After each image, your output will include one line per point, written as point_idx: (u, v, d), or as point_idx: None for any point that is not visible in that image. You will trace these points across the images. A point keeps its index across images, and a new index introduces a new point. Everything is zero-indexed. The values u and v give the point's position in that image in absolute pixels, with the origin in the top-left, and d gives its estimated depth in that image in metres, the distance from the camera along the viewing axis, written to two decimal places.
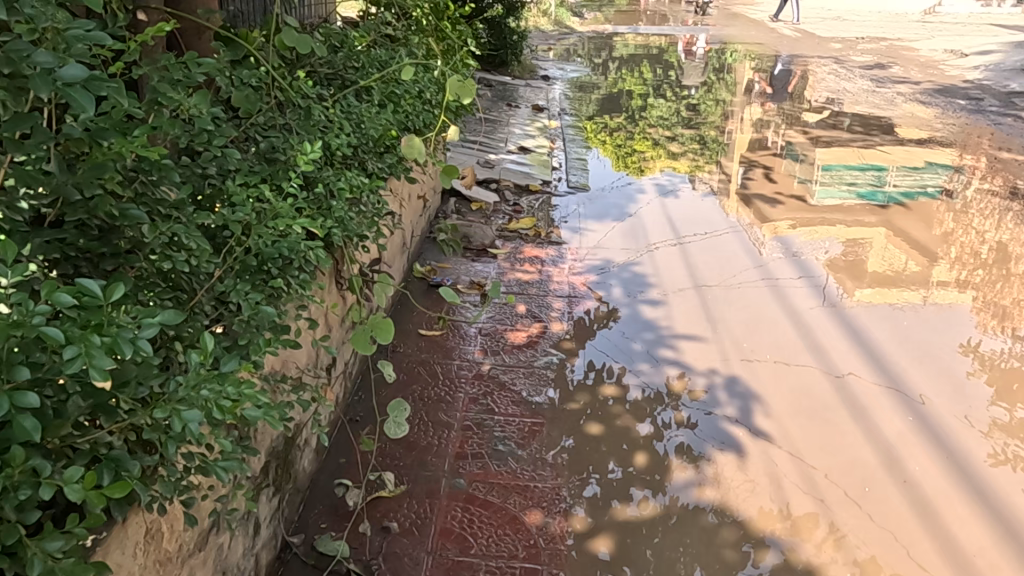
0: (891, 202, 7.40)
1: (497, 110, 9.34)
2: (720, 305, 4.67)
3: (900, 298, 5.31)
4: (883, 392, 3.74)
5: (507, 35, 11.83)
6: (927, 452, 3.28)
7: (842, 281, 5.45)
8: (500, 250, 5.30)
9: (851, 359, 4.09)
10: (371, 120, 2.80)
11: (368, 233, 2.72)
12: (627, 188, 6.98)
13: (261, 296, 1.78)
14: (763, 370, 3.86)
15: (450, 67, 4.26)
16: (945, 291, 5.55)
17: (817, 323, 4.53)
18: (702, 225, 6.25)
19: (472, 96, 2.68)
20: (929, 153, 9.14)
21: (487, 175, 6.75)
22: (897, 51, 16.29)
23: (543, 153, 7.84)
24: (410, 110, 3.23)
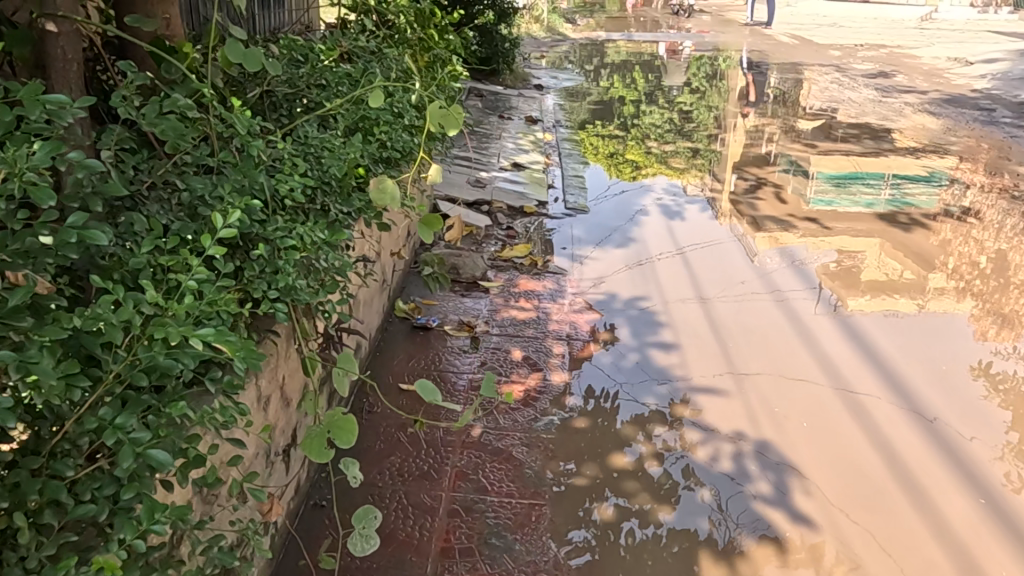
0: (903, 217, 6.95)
1: (488, 122, 8.84)
2: (725, 326, 4.39)
3: (923, 320, 4.87)
4: (911, 428, 3.43)
5: (499, 43, 11.34)
6: (954, 487, 3.04)
7: (836, 290, 5.19)
8: (492, 283, 4.78)
9: (874, 390, 3.76)
10: (333, 155, 2.26)
11: (328, 298, 2.18)
12: (629, 209, 6.46)
13: (153, 435, 1.24)
14: (776, 402, 3.58)
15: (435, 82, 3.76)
16: (940, 300, 5.24)
17: (828, 343, 4.26)
18: (710, 249, 5.76)
19: (458, 126, 2.15)
20: (929, 161, 8.79)
21: (479, 195, 6.22)
22: (900, 59, 15.87)
23: (537, 169, 7.33)
24: (385, 137, 2.70)
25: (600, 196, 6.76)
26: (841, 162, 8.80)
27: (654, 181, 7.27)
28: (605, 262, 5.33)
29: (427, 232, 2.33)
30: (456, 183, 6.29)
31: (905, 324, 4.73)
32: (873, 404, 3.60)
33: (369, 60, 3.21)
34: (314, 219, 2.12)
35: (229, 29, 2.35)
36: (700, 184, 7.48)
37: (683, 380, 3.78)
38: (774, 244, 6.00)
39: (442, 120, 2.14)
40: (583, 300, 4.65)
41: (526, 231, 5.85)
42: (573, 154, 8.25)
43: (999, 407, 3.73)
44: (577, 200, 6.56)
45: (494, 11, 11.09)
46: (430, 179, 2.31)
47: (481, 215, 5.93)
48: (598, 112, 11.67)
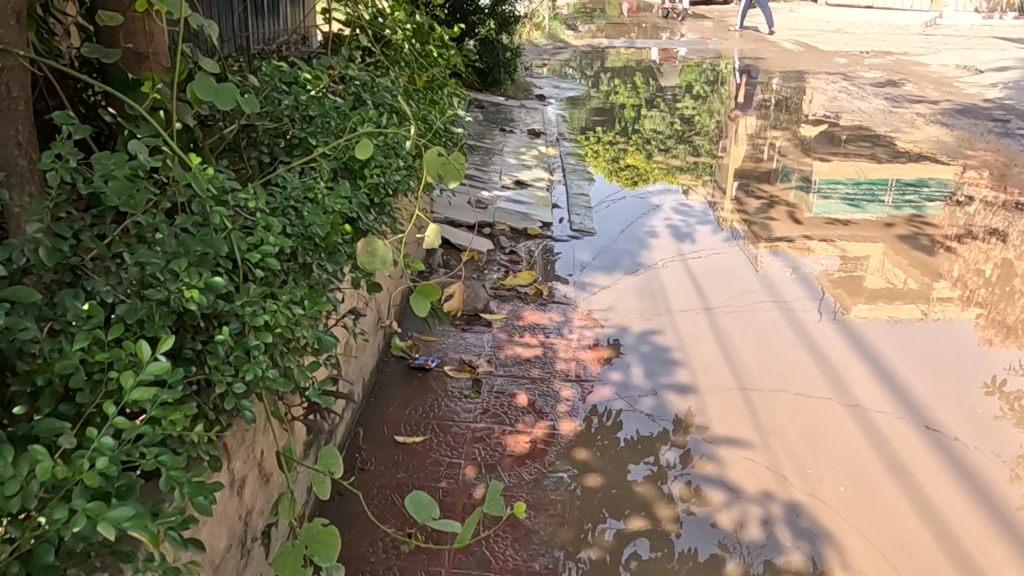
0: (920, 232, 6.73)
1: (489, 137, 8.55)
2: (734, 344, 4.35)
3: (945, 342, 4.67)
4: (920, 444, 3.44)
5: (500, 52, 11.08)
6: (965, 508, 3.05)
7: (840, 296, 5.21)
8: (495, 316, 4.50)
9: (883, 407, 3.75)
10: (316, 209, 1.96)
11: (307, 383, 1.86)
12: (637, 230, 6.18)
13: None
14: (788, 426, 3.54)
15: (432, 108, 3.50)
16: (945, 307, 5.27)
17: (835, 357, 4.26)
18: (722, 272, 5.47)
19: (458, 180, 1.87)
20: (931, 168, 8.80)
21: (481, 217, 5.92)
22: (909, 66, 15.64)
23: (541, 187, 7.05)
24: (378, 179, 2.43)
25: (607, 217, 6.47)
26: (845, 169, 8.76)
27: (663, 200, 6.98)
28: (615, 290, 5.04)
29: (425, 295, 2.03)
30: (457, 205, 6.00)
31: (931, 351, 4.47)
32: (882, 422, 3.60)
33: (359, 88, 2.92)
34: (292, 284, 1.83)
35: (200, 61, 2.08)
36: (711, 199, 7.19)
37: (703, 429, 3.50)
38: (791, 265, 5.69)
39: (440, 170, 1.87)
40: (592, 336, 4.37)
41: (530, 255, 5.56)
42: (577, 170, 7.97)
43: (1004, 414, 3.76)
44: (583, 221, 6.27)
45: (495, 20, 10.82)
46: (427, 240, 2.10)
47: (483, 238, 5.64)
48: (600, 120, 11.38)
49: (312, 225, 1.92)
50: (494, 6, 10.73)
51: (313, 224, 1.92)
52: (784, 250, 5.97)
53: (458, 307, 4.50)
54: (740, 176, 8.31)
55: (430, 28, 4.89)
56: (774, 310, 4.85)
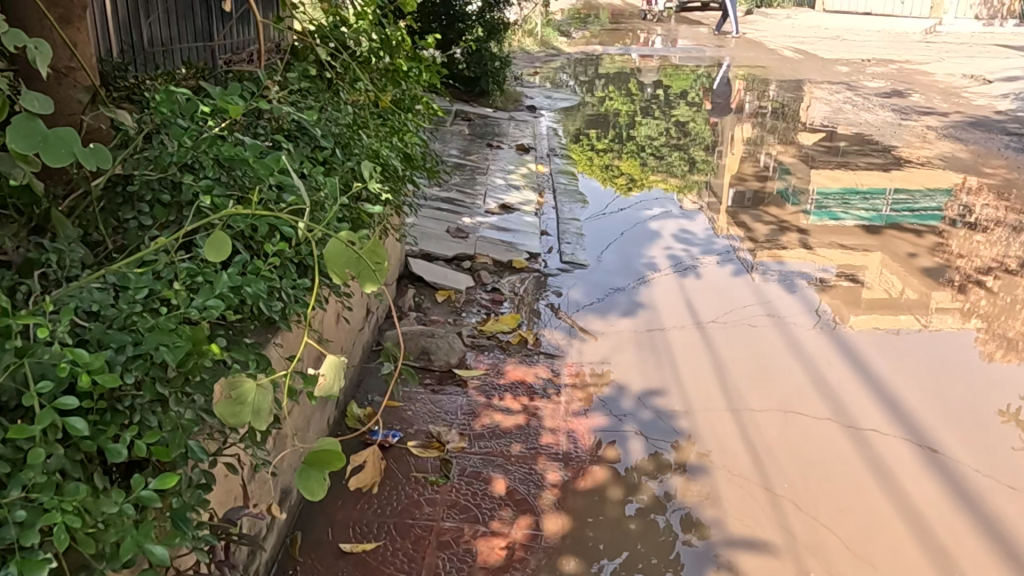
0: (940, 254, 6.20)
1: (476, 153, 7.96)
2: (732, 372, 4.09)
3: (944, 355, 4.50)
4: (932, 484, 3.24)
5: (488, 61, 10.51)
6: (991, 558, 2.84)
7: (838, 310, 5.01)
8: (471, 372, 3.90)
9: (890, 438, 3.54)
10: (176, 320, 1.36)
11: None
12: (634, 261, 5.60)
13: None
14: (795, 470, 3.28)
15: (379, 143, 2.89)
16: (944, 317, 5.07)
17: (836, 382, 4.05)
18: (730, 312, 4.89)
19: (376, 279, 1.41)
20: (931, 177, 8.46)
21: (462, 249, 5.31)
22: (914, 76, 15.13)
23: (529, 210, 6.45)
24: (290, 255, 1.81)
25: (601, 246, 5.86)
26: (843, 180, 8.38)
27: (663, 226, 6.37)
28: (609, 338, 4.43)
29: (315, 475, 1.44)
30: (434, 235, 5.39)
31: (944, 378, 4.18)
32: (891, 458, 3.39)
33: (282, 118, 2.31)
34: (118, 449, 1.20)
35: (22, 97, 1.44)
36: (715, 221, 6.57)
37: (716, 532, 2.90)
38: (805, 300, 5.09)
39: (347, 268, 1.40)
40: (583, 399, 3.76)
41: (516, 294, 4.95)
42: (569, 189, 7.34)
43: (1011, 439, 3.59)
44: (575, 251, 5.66)
45: (483, 27, 10.35)
46: (329, 383, 1.50)
47: (462, 274, 5.03)
48: (594, 131, 10.76)
49: (158, 350, 1.29)
50: (480, 13, 10.28)
51: (158, 345, 1.30)
52: (797, 281, 5.35)
53: (370, 482, 2.98)
54: (743, 193, 7.74)
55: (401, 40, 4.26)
56: (771, 331, 4.62)
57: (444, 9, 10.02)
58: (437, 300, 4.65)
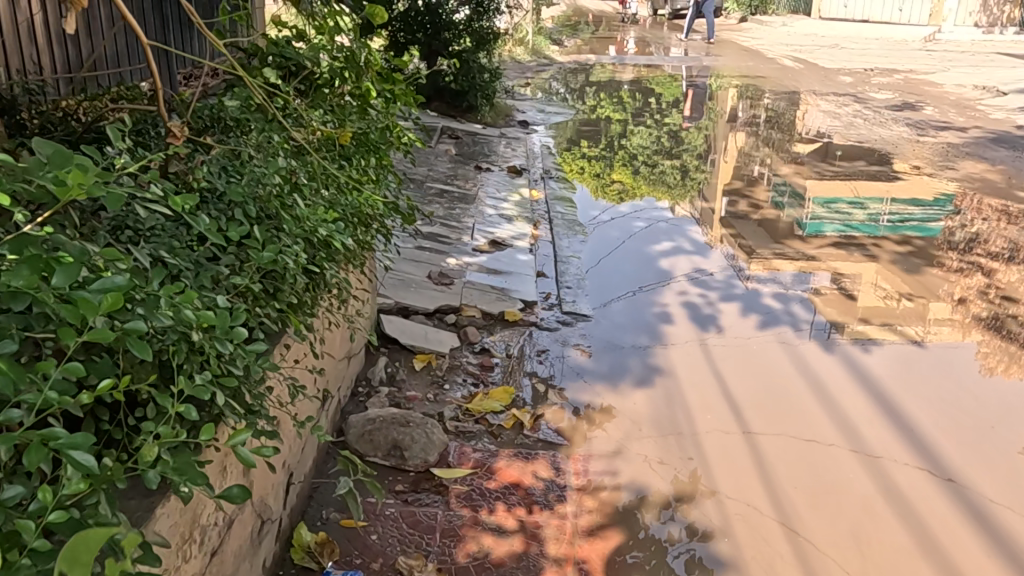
0: (986, 285, 5.52)
1: (463, 178, 7.22)
2: (752, 424, 3.72)
3: (974, 389, 4.16)
4: (986, 555, 2.92)
5: (477, 73, 9.79)
6: None
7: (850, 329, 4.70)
8: (455, 472, 3.15)
9: (931, 502, 3.21)
10: None
11: None
12: (644, 309, 4.86)
13: None
14: (833, 541, 2.93)
15: (323, 215, 2.17)
16: (941, 329, 4.79)
17: (865, 430, 3.71)
18: (764, 379, 4.15)
19: None
20: (930, 187, 8.19)
21: (447, 299, 4.55)
22: (922, 88, 14.54)
23: (523, 247, 5.70)
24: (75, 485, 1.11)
25: (608, 292, 5.12)
26: (841, 188, 8.12)
27: (674, 265, 5.63)
28: (618, 412, 3.73)
29: None
30: (413, 282, 4.63)
31: (978, 422, 3.84)
32: (936, 526, 3.06)
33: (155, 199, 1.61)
34: None
35: None
36: (733, 255, 5.82)
37: None
38: (849, 361, 4.35)
39: None
40: (594, 512, 2.99)
41: (510, 357, 4.20)
42: (567, 219, 6.59)
43: None
44: (576, 299, 4.92)
45: (471, 37, 9.69)
46: None
47: (446, 332, 4.27)
48: (591, 145, 10.00)
49: None
50: (468, 22, 9.70)
51: None
52: (835, 333, 4.61)
53: None
54: (760, 215, 7.02)
55: (376, 74, 3.48)
56: (789, 372, 4.24)
57: (429, 18, 9.54)
58: (415, 368, 3.89)
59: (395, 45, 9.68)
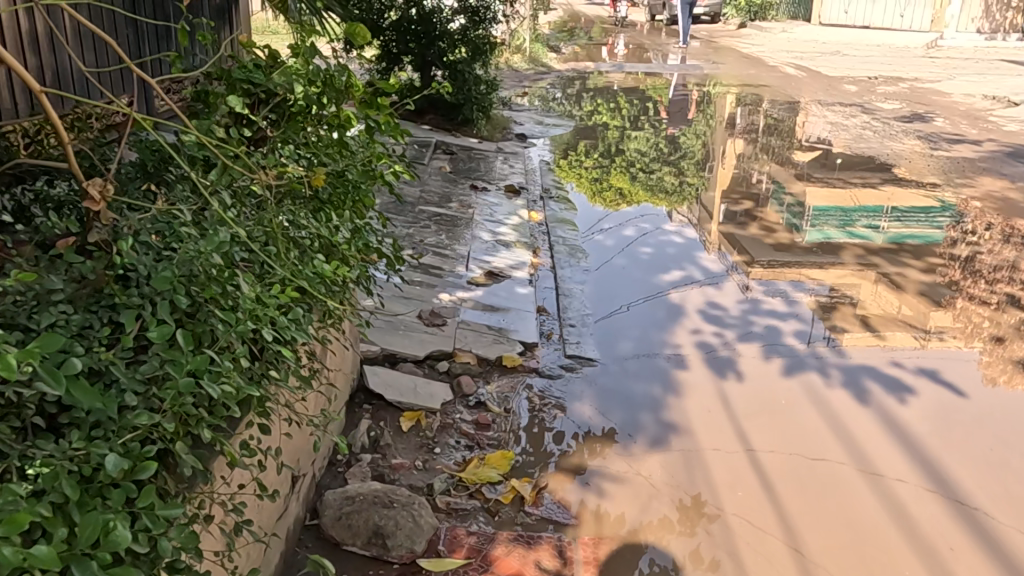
0: (1017, 317, 5.18)
1: (457, 199, 6.82)
2: (776, 477, 3.39)
3: (1011, 429, 3.84)
4: None
5: (472, 85, 9.40)
6: None
7: (873, 362, 4.37)
8: (446, 561, 2.73)
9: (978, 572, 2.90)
10: None
11: None
12: (656, 349, 4.46)
13: None
14: None
15: (280, 295, 1.80)
16: (942, 339, 4.79)
17: (899, 482, 3.39)
18: (793, 435, 3.72)
19: None
20: (928, 195, 8.23)
21: (438, 343, 4.13)
22: (929, 97, 14.25)
23: (522, 278, 5.28)
24: None
25: (615, 329, 4.71)
26: (839, 196, 8.26)
27: (685, 298, 5.22)
28: (630, 473, 3.36)
29: None
30: (401, 324, 4.21)
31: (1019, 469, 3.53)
32: None
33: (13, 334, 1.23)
34: None
35: None
36: (748, 286, 5.42)
37: None
38: (886, 415, 3.91)
39: None
40: None
41: (508, 411, 3.78)
42: (569, 244, 6.18)
43: None
44: (580, 339, 4.51)
45: (467, 46, 9.33)
46: None
47: (438, 382, 3.85)
48: (592, 159, 9.62)
49: None
50: (464, 31, 9.32)
51: None
52: (868, 382, 4.18)
53: None
54: (773, 237, 6.63)
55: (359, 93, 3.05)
56: (812, 416, 3.90)
57: (422, 27, 9.23)
58: (402, 430, 3.46)
59: (387, 56, 9.39)
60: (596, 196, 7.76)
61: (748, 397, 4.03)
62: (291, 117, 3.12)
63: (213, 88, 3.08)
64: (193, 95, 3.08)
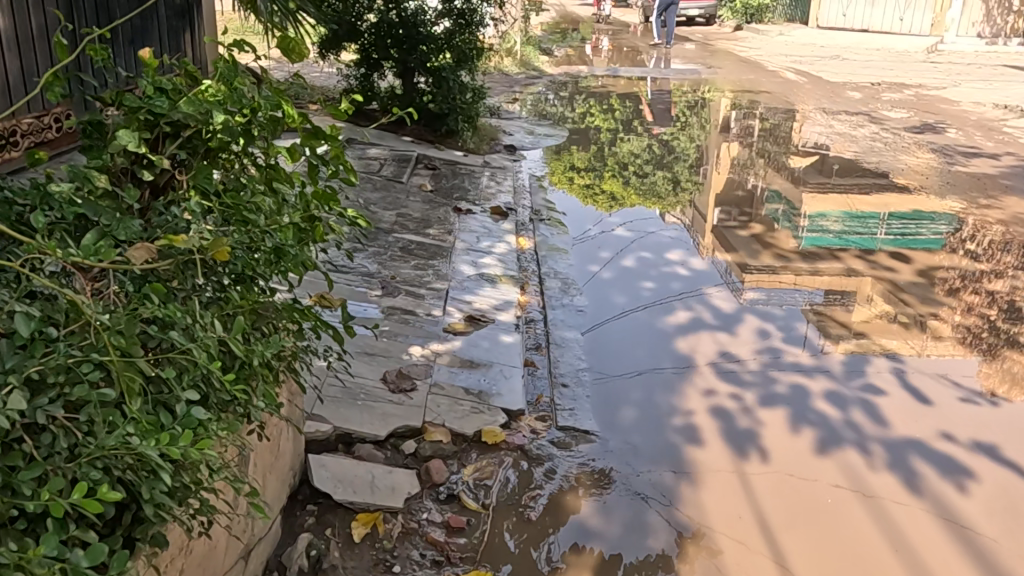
0: None
1: (438, 223, 6.12)
2: None
3: None
4: None
5: (458, 92, 8.71)
6: None
7: (918, 434, 3.72)
8: None
9: None
10: None
11: None
12: (663, 416, 3.80)
13: None
14: None
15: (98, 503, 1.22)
16: (939, 346, 4.67)
17: None
18: (833, 534, 3.05)
19: None
20: (927, 202, 8.06)
21: (404, 417, 3.43)
22: (937, 106, 13.62)
23: (508, 324, 4.59)
24: None
25: (615, 390, 4.03)
26: (835, 203, 8.15)
27: (694, 347, 4.54)
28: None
29: None
30: (361, 392, 3.52)
31: None
32: None
33: None
34: None
35: None
36: (765, 331, 4.75)
37: None
38: (942, 508, 3.24)
39: None
40: None
41: (486, 509, 3.09)
42: (561, 279, 5.49)
43: None
44: (575, 406, 3.84)
45: (452, 52, 8.67)
46: None
47: (402, 470, 3.15)
48: (586, 172, 8.93)
49: None
50: (449, 35, 8.65)
51: None
52: (915, 462, 3.52)
53: None
54: (788, 265, 5.97)
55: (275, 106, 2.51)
56: (854, 504, 3.24)
57: (405, 32, 8.57)
58: (352, 540, 2.78)
59: (367, 61, 8.77)
60: (588, 200, 7.75)
61: (776, 479, 3.36)
62: (210, 149, 2.48)
63: (107, 118, 2.38)
64: (80, 124, 2.38)
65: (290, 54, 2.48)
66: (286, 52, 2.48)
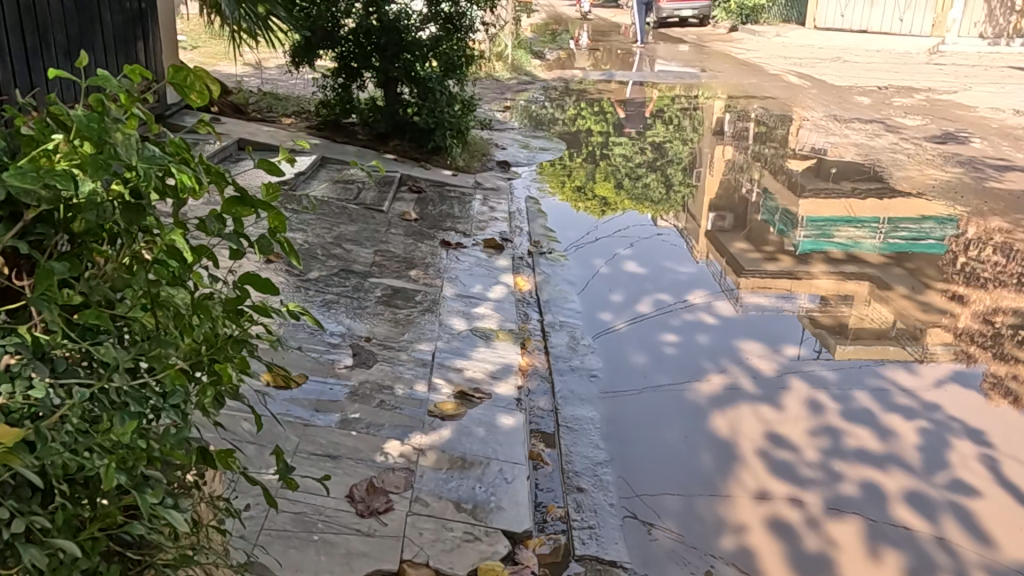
0: None
1: (424, 261, 5.30)
2: None
3: None
4: None
5: (446, 104, 7.86)
6: None
7: None
8: None
9: None
10: None
11: None
12: (708, 536, 2.99)
13: None
14: None
15: None
16: (964, 383, 4.20)
17: None
18: None
19: None
20: (927, 205, 7.68)
21: (375, 557, 2.61)
22: (954, 112, 12.89)
23: (508, 399, 3.76)
24: None
25: (645, 496, 3.21)
26: (834, 204, 7.73)
27: (735, 426, 3.74)
28: None
29: None
30: (319, 520, 2.69)
31: None
32: None
33: None
34: None
35: None
36: (817, 402, 3.95)
37: None
38: None
39: None
40: None
41: None
42: (568, 332, 4.66)
43: None
44: (595, 524, 3.03)
45: (439, 60, 7.85)
46: None
47: None
48: (585, 184, 8.15)
49: None
50: (435, 43, 7.81)
51: None
52: None
53: None
54: (828, 307, 5.20)
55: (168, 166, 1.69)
56: None
57: (387, 38, 7.69)
58: None
59: (346, 70, 7.96)
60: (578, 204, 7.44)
61: None
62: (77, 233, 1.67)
63: None
64: None
65: (186, 95, 1.65)
66: (181, 92, 1.65)
